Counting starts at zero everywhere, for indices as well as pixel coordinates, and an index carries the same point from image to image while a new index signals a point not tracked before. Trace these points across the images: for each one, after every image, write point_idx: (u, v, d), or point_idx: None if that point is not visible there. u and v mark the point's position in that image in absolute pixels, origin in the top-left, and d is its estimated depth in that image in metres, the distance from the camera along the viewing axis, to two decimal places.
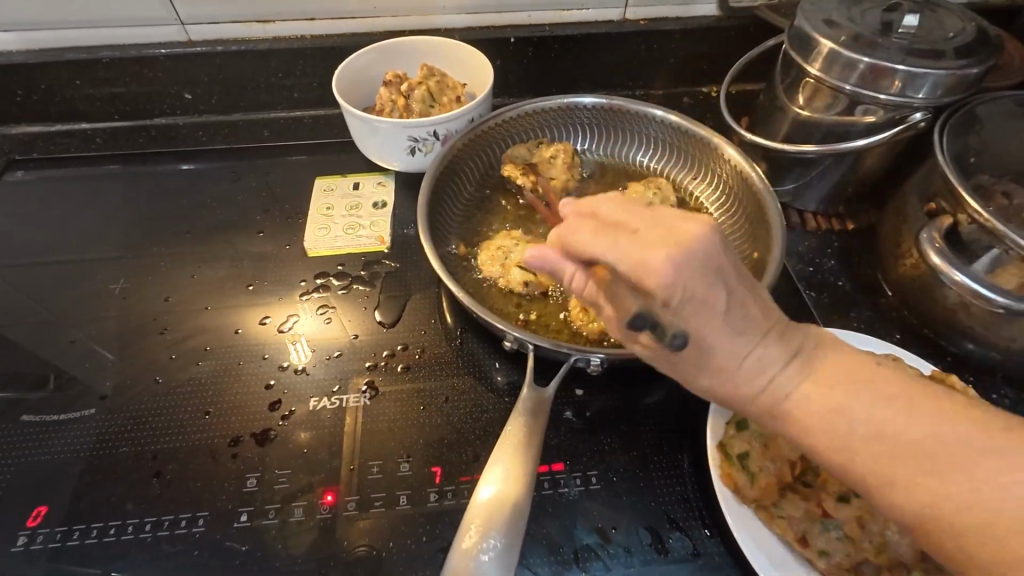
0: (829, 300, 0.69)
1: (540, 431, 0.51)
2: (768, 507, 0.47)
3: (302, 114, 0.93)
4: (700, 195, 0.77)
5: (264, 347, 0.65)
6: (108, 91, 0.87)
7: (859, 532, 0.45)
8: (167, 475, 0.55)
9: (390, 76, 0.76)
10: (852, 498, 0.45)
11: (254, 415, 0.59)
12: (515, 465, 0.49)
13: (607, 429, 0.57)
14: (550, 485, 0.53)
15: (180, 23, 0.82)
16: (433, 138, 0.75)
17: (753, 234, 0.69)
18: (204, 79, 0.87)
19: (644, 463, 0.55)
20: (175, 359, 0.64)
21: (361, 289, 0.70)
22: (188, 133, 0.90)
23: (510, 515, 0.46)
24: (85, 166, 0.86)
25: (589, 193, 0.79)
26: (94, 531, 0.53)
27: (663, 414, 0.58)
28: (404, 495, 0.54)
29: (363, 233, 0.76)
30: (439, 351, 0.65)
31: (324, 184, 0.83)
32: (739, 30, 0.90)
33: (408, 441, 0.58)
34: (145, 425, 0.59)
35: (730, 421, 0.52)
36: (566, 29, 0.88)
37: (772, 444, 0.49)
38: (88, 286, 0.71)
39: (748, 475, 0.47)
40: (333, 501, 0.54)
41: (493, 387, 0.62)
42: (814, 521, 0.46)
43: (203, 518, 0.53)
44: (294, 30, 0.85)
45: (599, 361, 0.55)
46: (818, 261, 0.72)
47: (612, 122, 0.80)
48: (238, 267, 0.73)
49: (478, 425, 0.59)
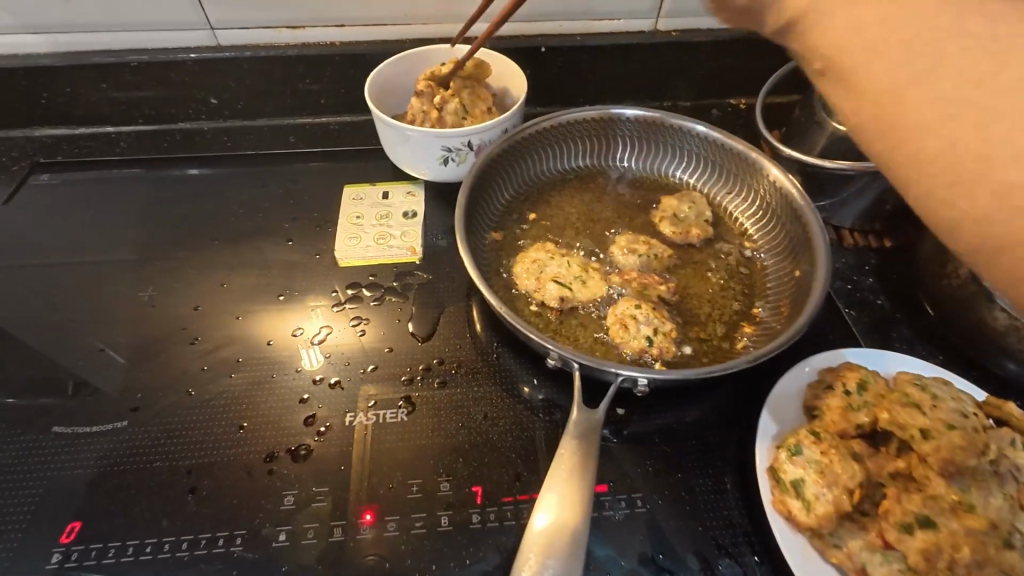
0: (869, 319, 0.67)
1: (594, 455, 0.50)
2: (823, 536, 0.46)
3: (328, 120, 0.92)
4: (734, 210, 0.77)
5: (297, 358, 0.64)
6: (135, 95, 0.86)
7: (923, 565, 0.42)
8: (203, 491, 0.54)
9: (423, 86, 0.75)
10: (915, 530, 0.43)
11: (289, 430, 0.58)
12: (571, 490, 0.47)
13: (650, 450, 0.56)
14: (595, 507, 0.52)
15: (210, 28, 0.81)
16: (467, 148, 0.74)
17: (793, 251, 0.68)
18: (231, 83, 0.86)
19: (690, 485, 0.53)
20: (207, 370, 0.63)
21: (394, 300, 0.69)
22: (215, 138, 0.90)
23: (568, 542, 0.45)
24: (110, 170, 0.85)
25: (622, 204, 0.78)
26: (129, 548, 0.51)
27: (707, 435, 0.57)
28: (445, 516, 0.53)
29: (395, 243, 0.75)
30: (475, 365, 0.64)
31: (352, 192, 0.82)
32: (771, 43, 0.89)
33: (447, 459, 0.56)
34: (179, 438, 0.58)
35: (781, 446, 0.50)
36: (598, 39, 0.87)
37: (827, 470, 0.47)
38: (117, 292, 0.71)
39: (803, 502, 0.46)
40: (372, 520, 0.53)
41: (531, 403, 0.61)
42: (874, 552, 0.44)
43: (241, 536, 0.52)
44: (324, 36, 0.84)
45: (644, 381, 0.53)
46: (857, 279, 0.71)
47: (648, 134, 0.79)
48: (267, 276, 0.72)
49: (517, 444, 0.58)
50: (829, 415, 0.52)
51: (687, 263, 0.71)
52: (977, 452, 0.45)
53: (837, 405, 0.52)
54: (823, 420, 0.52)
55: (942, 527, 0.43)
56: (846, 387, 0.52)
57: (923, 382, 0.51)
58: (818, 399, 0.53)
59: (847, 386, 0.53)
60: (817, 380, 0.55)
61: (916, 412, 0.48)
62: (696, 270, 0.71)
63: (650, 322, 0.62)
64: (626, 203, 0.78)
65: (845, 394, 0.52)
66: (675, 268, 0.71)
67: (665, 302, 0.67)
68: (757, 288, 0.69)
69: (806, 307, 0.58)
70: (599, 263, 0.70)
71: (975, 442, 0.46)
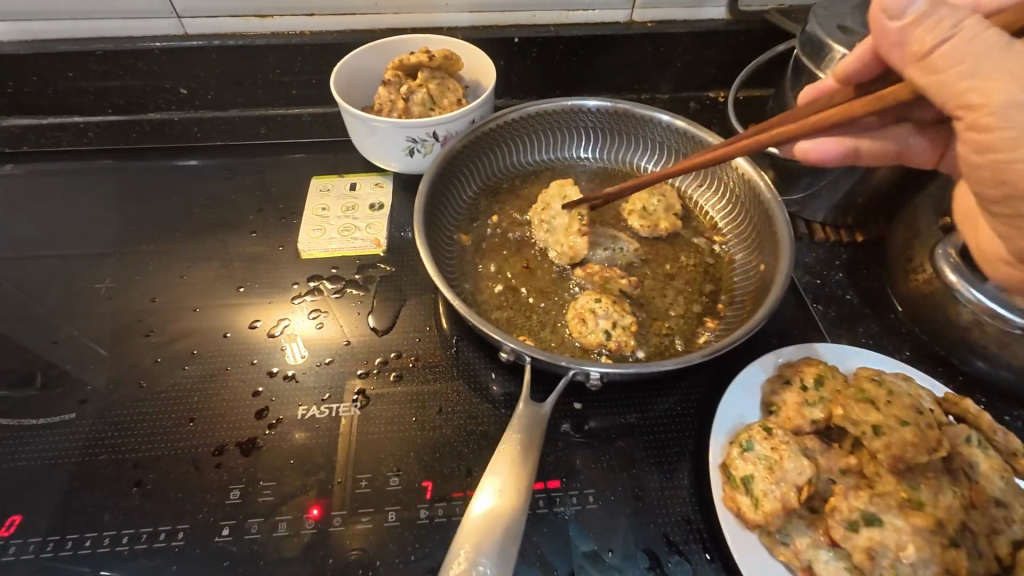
0: (836, 314, 0.66)
1: (536, 448, 0.49)
2: (772, 533, 0.45)
3: (300, 111, 0.91)
4: (704, 203, 0.76)
5: (253, 351, 0.63)
6: (102, 84, 0.85)
7: (868, 563, 0.42)
8: (147, 485, 0.53)
9: (390, 75, 0.74)
10: (861, 527, 0.43)
11: (241, 423, 0.57)
12: (511, 483, 0.46)
13: (604, 446, 0.55)
14: (546, 503, 0.51)
15: (177, 16, 0.80)
16: (432, 139, 0.73)
17: (759, 246, 0.67)
18: (201, 73, 0.85)
19: (643, 481, 0.53)
20: (161, 362, 0.62)
21: (355, 293, 0.68)
22: (185, 128, 0.88)
23: (501, 537, 0.44)
24: (77, 160, 0.84)
25: (591, 198, 0.77)
26: (69, 542, 0.51)
27: (663, 430, 0.56)
28: (393, 511, 0.52)
29: (359, 235, 0.74)
30: (434, 358, 0.63)
31: (320, 183, 0.81)
32: (748, 34, 0.88)
33: (400, 453, 0.56)
34: (126, 431, 0.57)
35: (733, 441, 0.50)
36: (572, 29, 0.86)
37: (776, 466, 0.46)
38: (76, 284, 0.70)
39: (752, 498, 0.45)
40: (319, 515, 0.52)
41: (489, 397, 0.60)
42: (820, 549, 0.44)
43: (183, 531, 0.51)
44: (293, 25, 0.83)
45: (598, 375, 0.52)
46: (826, 274, 0.70)
47: (617, 126, 0.78)
48: (229, 268, 0.71)
49: (471, 439, 0.57)
50: (785, 411, 0.51)
51: (653, 256, 0.71)
52: (929, 449, 0.45)
53: (793, 400, 0.51)
54: (779, 416, 0.51)
55: (888, 525, 0.42)
56: (803, 383, 0.52)
57: (880, 377, 0.50)
58: (775, 394, 0.52)
59: (804, 381, 0.52)
60: (776, 375, 0.54)
61: (870, 407, 0.47)
62: (663, 264, 0.70)
63: (610, 316, 0.61)
64: (594, 196, 0.77)
65: (802, 389, 0.51)
66: (640, 262, 0.70)
67: (628, 296, 0.66)
68: (722, 283, 0.68)
69: (766, 302, 0.57)
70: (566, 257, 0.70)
71: (928, 439, 0.45)
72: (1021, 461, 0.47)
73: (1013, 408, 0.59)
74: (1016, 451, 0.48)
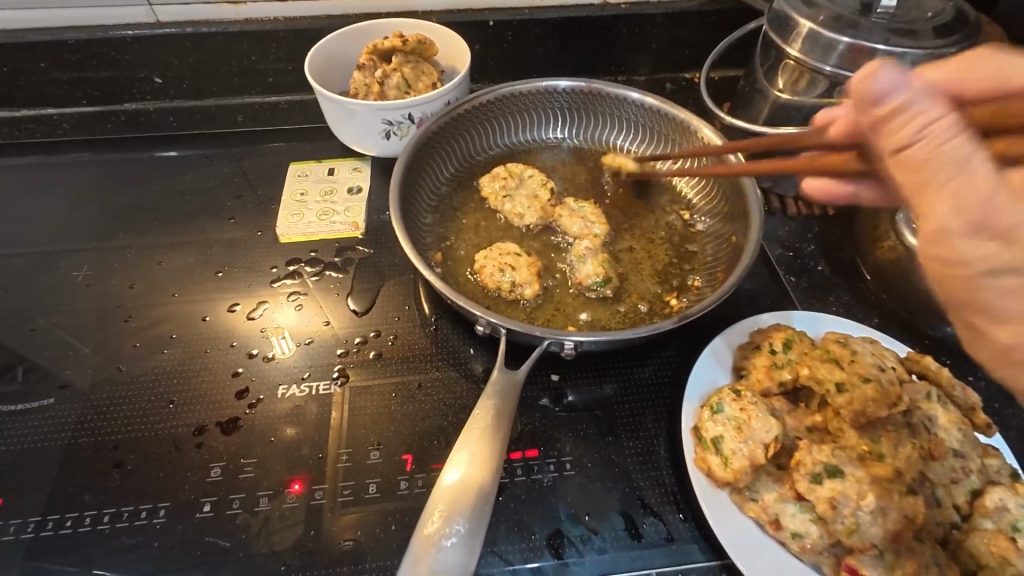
0: (808, 284, 0.68)
1: (510, 414, 0.50)
2: (741, 490, 0.47)
3: (276, 99, 0.90)
4: (678, 180, 0.77)
5: (233, 335, 0.63)
6: (74, 75, 0.84)
7: (830, 512, 0.43)
8: (128, 465, 0.54)
9: (364, 60, 0.73)
10: (824, 479, 0.44)
11: (222, 403, 0.58)
12: (483, 448, 0.47)
13: (583, 416, 0.56)
14: (524, 471, 0.52)
15: (148, 4, 0.79)
16: (408, 121, 0.74)
17: (733, 217, 0.68)
18: (175, 61, 0.84)
19: (620, 449, 0.54)
20: (140, 347, 0.62)
21: (333, 276, 0.68)
22: (160, 118, 0.88)
23: (476, 499, 0.45)
24: (51, 153, 0.83)
25: (568, 178, 0.78)
26: (50, 523, 0.51)
27: (638, 400, 0.57)
28: (373, 484, 0.53)
29: (337, 219, 0.74)
30: (412, 338, 0.64)
31: (297, 169, 0.81)
32: (721, 14, 0.89)
33: (381, 428, 0.57)
34: (106, 415, 0.57)
35: (705, 405, 0.51)
36: (546, 12, 0.86)
37: (745, 426, 0.47)
38: (53, 274, 0.69)
39: (720, 457, 0.47)
40: (301, 490, 0.53)
41: (469, 374, 0.61)
42: (786, 503, 0.45)
43: (165, 508, 0.52)
44: (267, 11, 0.82)
45: (573, 344, 0.53)
46: (798, 245, 0.71)
47: (591, 104, 0.79)
48: (206, 254, 0.71)
49: (451, 413, 0.58)
50: (754, 374, 0.52)
51: (629, 232, 0.72)
52: (889, 404, 0.46)
53: (762, 364, 0.52)
54: (749, 379, 0.52)
55: (849, 476, 0.44)
56: (772, 347, 0.53)
57: (846, 339, 0.51)
58: (745, 359, 0.54)
59: (773, 346, 0.53)
60: (747, 341, 0.56)
61: (835, 367, 0.48)
62: (640, 240, 0.71)
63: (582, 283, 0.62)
64: (573, 177, 0.78)
65: (770, 353, 0.52)
66: (616, 239, 0.71)
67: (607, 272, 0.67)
68: (697, 258, 0.69)
69: (736, 269, 0.58)
70: (549, 236, 0.72)
71: (889, 395, 0.46)
72: (979, 415, 0.50)
73: (976, 368, 0.61)
74: (974, 406, 0.50)
